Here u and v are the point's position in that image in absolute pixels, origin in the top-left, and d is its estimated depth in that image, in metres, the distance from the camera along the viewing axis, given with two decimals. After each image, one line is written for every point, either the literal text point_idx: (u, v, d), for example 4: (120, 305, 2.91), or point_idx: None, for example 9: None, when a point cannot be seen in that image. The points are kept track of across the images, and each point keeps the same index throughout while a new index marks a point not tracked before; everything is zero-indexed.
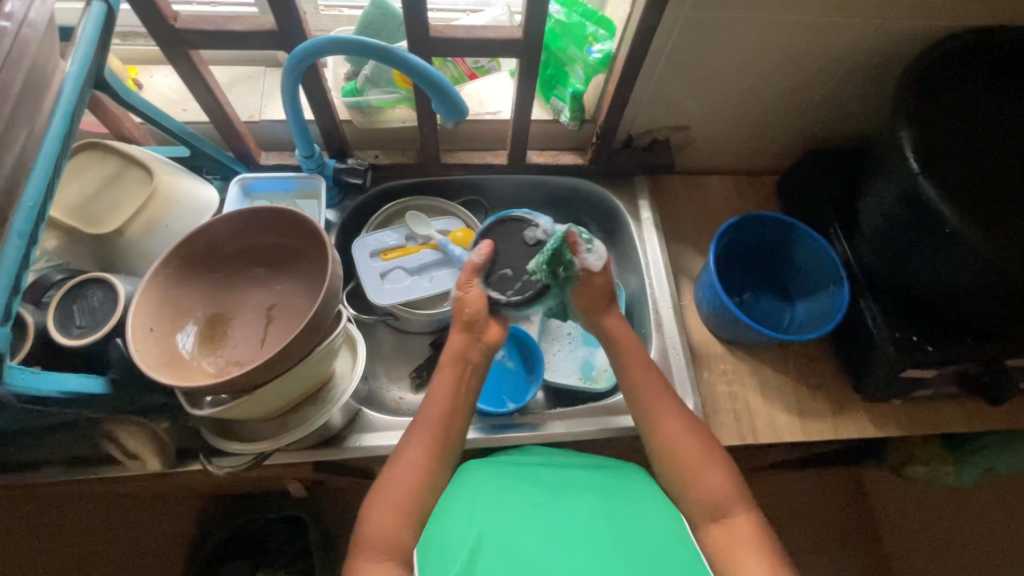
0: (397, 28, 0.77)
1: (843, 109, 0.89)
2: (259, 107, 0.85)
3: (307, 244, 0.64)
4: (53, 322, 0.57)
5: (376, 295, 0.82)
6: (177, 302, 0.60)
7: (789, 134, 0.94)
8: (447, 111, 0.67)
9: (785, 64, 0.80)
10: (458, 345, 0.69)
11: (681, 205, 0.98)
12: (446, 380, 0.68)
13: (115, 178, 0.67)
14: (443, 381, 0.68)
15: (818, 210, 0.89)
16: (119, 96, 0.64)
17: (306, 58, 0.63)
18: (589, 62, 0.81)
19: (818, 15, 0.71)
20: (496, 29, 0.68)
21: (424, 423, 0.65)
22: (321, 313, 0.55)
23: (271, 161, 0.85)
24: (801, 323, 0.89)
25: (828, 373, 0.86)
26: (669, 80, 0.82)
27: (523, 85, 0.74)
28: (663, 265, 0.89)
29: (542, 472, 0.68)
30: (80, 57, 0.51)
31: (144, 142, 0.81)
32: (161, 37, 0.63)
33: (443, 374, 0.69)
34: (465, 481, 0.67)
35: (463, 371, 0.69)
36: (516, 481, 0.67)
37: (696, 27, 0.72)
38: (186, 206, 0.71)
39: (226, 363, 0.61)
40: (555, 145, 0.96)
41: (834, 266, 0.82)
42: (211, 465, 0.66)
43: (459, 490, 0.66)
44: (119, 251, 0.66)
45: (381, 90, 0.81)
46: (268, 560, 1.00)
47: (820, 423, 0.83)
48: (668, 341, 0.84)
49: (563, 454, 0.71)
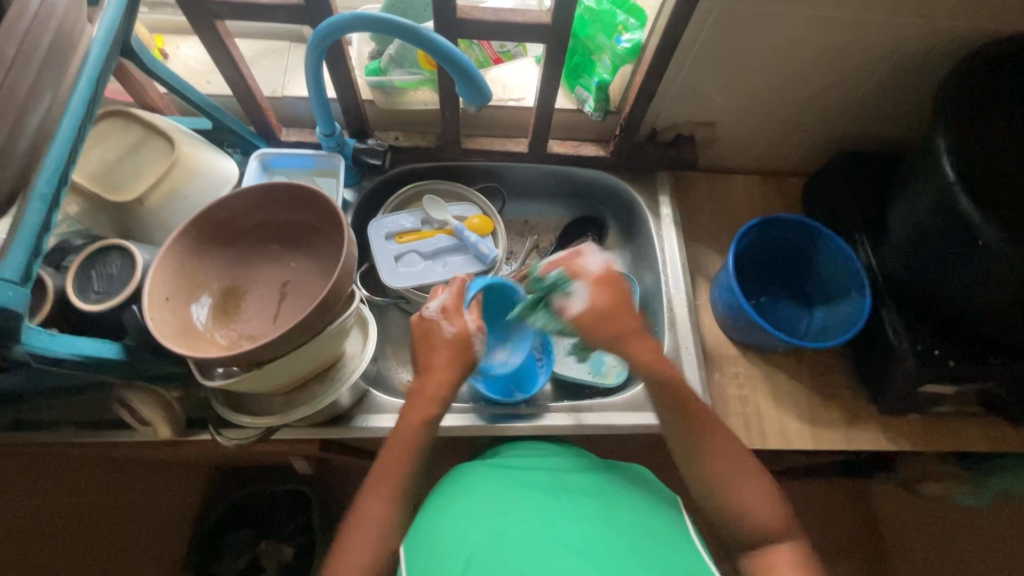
0: (424, 9, 0.76)
1: (874, 112, 0.86)
2: (282, 83, 0.84)
3: (323, 221, 0.63)
4: (72, 286, 0.58)
5: (389, 277, 0.82)
6: (194, 273, 0.61)
7: (818, 134, 0.92)
8: (470, 94, 0.66)
9: (819, 61, 0.77)
10: (448, 395, 0.66)
11: (702, 202, 0.96)
12: (413, 433, 0.64)
13: (137, 147, 0.68)
14: (407, 436, 0.64)
15: (845, 215, 0.87)
16: (144, 64, 0.64)
17: (331, 34, 0.62)
18: (617, 51, 0.78)
19: (856, 13, 0.69)
20: (524, 14, 0.66)
21: (385, 485, 0.63)
22: (335, 292, 0.55)
23: (291, 138, 0.85)
24: (818, 330, 0.87)
25: (843, 383, 0.85)
26: (698, 74, 0.80)
27: (549, 72, 0.73)
28: (680, 263, 0.88)
29: (531, 476, 0.67)
30: (107, 23, 0.50)
31: (168, 113, 0.81)
32: (188, 7, 0.62)
33: (405, 432, 0.64)
34: (460, 485, 0.67)
35: (431, 426, 0.65)
36: (519, 484, 0.65)
37: (730, 19, 0.70)
38: (206, 178, 0.71)
39: (239, 337, 0.61)
40: (577, 136, 0.94)
41: (858, 274, 0.80)
42: (220, 436, 0.67)
43: (451, 491, 0.66)
44: (139, 220, 0.66)
45: (404, 71, 0.79)
46: (273, 532, 1.04)
47: (832, 433, 0.81)
48: (681, 341, 0.83)
49: (545, 457, 0.71)
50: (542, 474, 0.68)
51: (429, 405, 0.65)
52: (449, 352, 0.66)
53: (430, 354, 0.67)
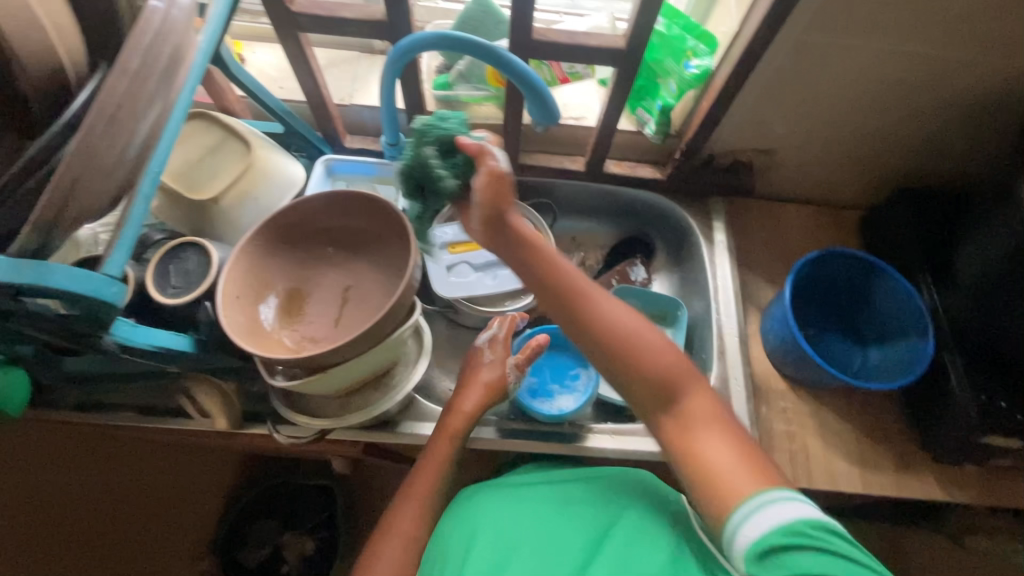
0: (497, 27, 0.77)
1: (943, 149, 0.84)
2: (350, 91, 0.87)
3: (387, 230, 0.65)
4: (150, 278, 0.61)
5: (441, 287, 0.83)
6: (262, 274, 0.63)
7: (881, 169, 0.90)
8: (540, 114, 0.65)
9: (892, 95, 0.76)
10: (473, 415, 0.69)
11: (756, 230, 0.95)
12: (442, 450, 0.67)
13: (216, 149, 0.71)
14: (436, 452, 0.68)
15: (907, 253, 0.85)
16: (229, 69, 0.68)
17: (410, 51, 0.63)
18: (684, 76, 0.77)
19: (935, 48, 0.68)
20: (598, 38, 0.67)
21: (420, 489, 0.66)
22: (400, 302, 0.56)
23: (355, 144, 0.87)
24: (873, 370, 0.85)
25: (896, 427, 0.82)
26: (763, 103, 0.79)
27: (616, 95, 0.73)
28: (731, 291, 0.86)
29: (544, 487, 0.68)
30: (211, 33, 0.51)
31: (242, 115, 0.84)
32: (277, 18, 0.65)
33: (435, 448, 0.68)
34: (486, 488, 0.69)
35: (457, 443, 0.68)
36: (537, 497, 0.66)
37: (803, 49, 0.70)
38: (276, 181, 0.73)
39: (302, 338, 0.63)
40: (633, 157, 0.94)
41: (919, 316, 0.77)
42: (278, 433, 0.69)
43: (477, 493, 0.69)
44: (213, 218, 0.69)
45: (470, 86, 0.82)
46: (297, 524, 1.05)
47: (881, 478, 0.79)
48: (730, 372, 0.81)
49: (554, 471, 0.71)
50: (563, 488, 0.67)
51: (456, 422, 0.69)
52: (483, 376, 0.71)
53: (468, 376, 0.72)
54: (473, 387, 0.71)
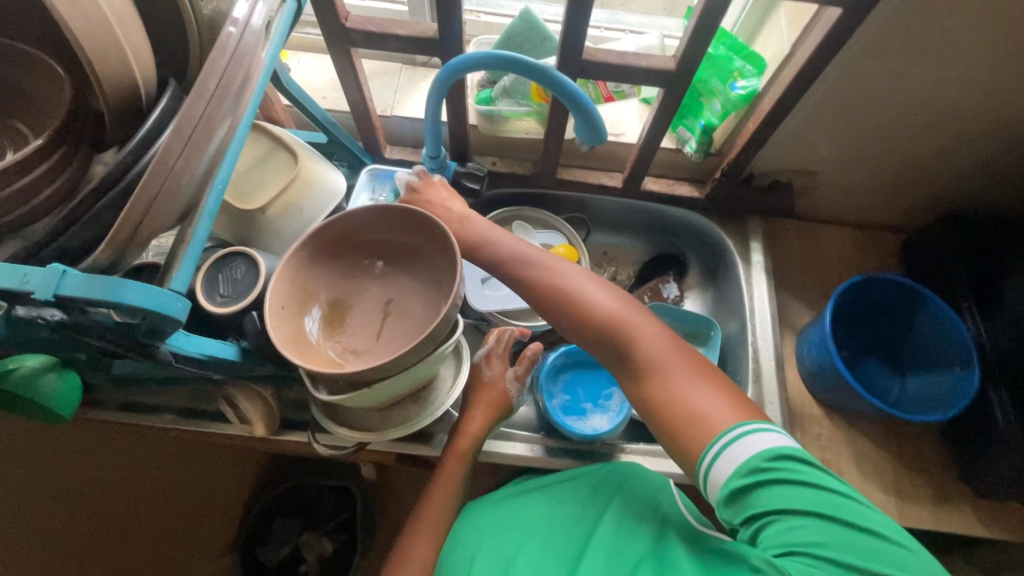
0: (543, 44, 0.77)
1: (993, 176, 0.82)
2: (392, 102, 0.88)
3: (430, 245, 0.65)
4: (200, 287, 0.63)
5: (475, 300, 0.84)
6: (307, 285, 0.64)
7: (926, 193, 0.88)
8: (586, 131, 0.66)
9: (944, 121, 0.74)
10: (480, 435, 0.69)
11: (793, 251, 0.93)
12: (452, 472, 0.68)
13: (264, 159, 0.72)
14: (447, 475, 0.68)
15: (952, 281, 0.83)
16: (280, 81, 0.69)
17: (461, 69, 0.64)
18: (730, 97, 0.77)
19: (995, 76, 0.66)
20: (648, 58, 0.66)
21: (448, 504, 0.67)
22: (444, 320, 0.56)
23: (394, 155, 0.88)
24: (913, 400, 0.83)
25: (934, 458, 0.80)
26: (809, 125, 0.78)
27: (661, 114, 0.72)
28: (768, 312, 0.85)
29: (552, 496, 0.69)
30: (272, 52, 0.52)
31: (286, 124, 0.86)
32: (330, 33, 0.66)
33: (446, 470, 0.68)
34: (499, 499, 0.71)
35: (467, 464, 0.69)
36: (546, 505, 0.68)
37: (855, 74, 0.69)
38: (320, 191, 0.74)
39: (344, 350, 0.63)
40: (670, 174, 0.94)
41: (965, 347, 0.75)
42: (318, 442, 0.69)
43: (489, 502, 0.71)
44: (258, 227, 0.70)
45: (513, 102, 0.81)
46: (316, 524, 1.05)
47: (918, 510, 0.77)
48: (765, 396, 0.80)
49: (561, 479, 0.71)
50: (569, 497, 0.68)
51: (464, 443, 0.69)
52: (482, 395, 0.71)
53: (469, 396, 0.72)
54: (475, 409, 0.70)
